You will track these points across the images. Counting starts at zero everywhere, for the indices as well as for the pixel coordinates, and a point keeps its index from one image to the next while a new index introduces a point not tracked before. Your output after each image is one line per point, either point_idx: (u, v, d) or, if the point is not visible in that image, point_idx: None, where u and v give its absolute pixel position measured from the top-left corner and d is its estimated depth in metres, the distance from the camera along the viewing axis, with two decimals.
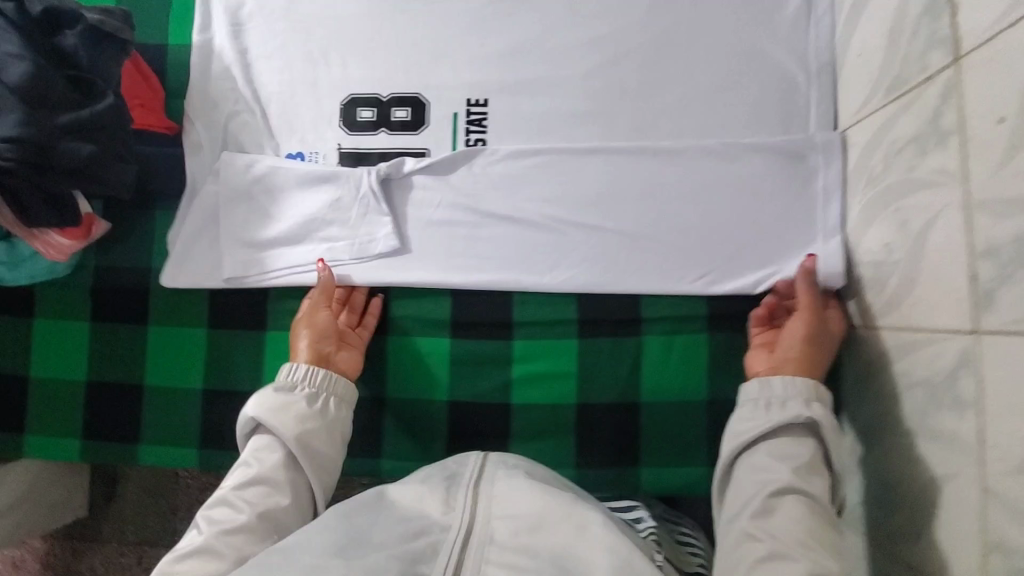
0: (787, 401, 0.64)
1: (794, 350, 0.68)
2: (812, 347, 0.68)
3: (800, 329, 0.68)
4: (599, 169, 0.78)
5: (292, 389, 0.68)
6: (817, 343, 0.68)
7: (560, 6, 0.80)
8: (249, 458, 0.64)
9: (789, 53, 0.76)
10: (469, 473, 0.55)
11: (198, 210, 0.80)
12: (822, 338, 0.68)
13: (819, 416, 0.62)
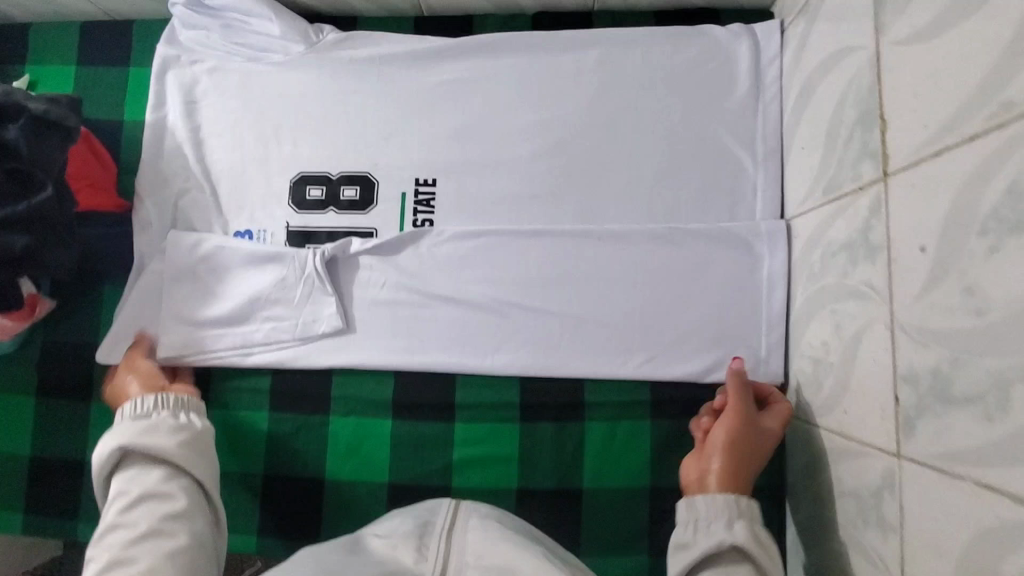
0: (710, 522, 0.56)
1: (721, 461, 0.62)
2: (737, 458, 0.62)
3: (722, 439, 0.63)
4: (544, 251, 0.77)
5: (147, 414, 0.67)
6: (739, 456, 0.62)
7: (508, 90, 0.81)
8: (123, 488, 0.62)
9: (735, 139, 0.76)
10: (442, 523, 0.49)
11: (144, 286, 0.80)
12: (747, 449, 0.63)
13: (740, 537, 0.54)
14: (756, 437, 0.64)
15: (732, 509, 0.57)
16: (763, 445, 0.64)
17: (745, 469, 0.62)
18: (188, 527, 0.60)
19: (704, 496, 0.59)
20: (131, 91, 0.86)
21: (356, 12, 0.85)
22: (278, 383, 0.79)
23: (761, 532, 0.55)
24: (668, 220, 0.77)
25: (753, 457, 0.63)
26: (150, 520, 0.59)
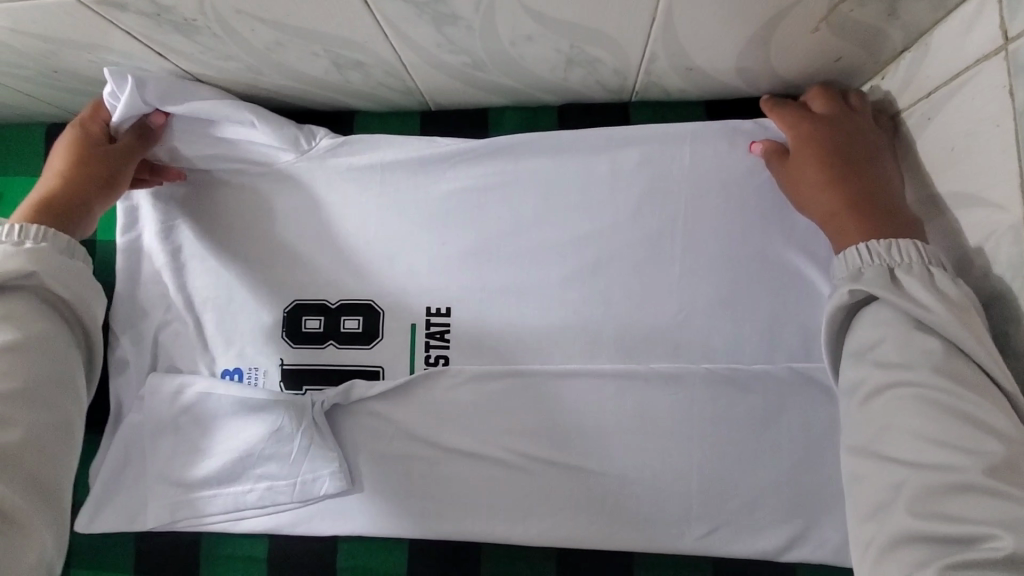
0: (861, 269, 0.48)
1: (840, 217, 0.54)
2: (829, 156, 0.56)
3: (815, 176, 0.56)
4: (581, 396, 0.65)
5: None
6: (823, 135, 0.57)
7: (533, 199, 0.69)
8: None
9: (807, 262, 0.63)
10: None
11: (126, 439, 0.71)
12: (831, 132, 0.56)
13: (876, 282, 0.47)
14: (823, 111, 0.58)
15: (906, 257, 0.48)
16: (828, 110, 0.58)
17: (854, 164, 0.55)
18: (75, 270, 0.55)
19: (841, 255, 0.51)
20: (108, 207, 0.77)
21: (353, 109, 0.73)
22: (278, 550, 0.69)
23: (922, 284, 0.45)
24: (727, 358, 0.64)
25: (858, 154, 0.55)
26: (36, 250, 0.53)
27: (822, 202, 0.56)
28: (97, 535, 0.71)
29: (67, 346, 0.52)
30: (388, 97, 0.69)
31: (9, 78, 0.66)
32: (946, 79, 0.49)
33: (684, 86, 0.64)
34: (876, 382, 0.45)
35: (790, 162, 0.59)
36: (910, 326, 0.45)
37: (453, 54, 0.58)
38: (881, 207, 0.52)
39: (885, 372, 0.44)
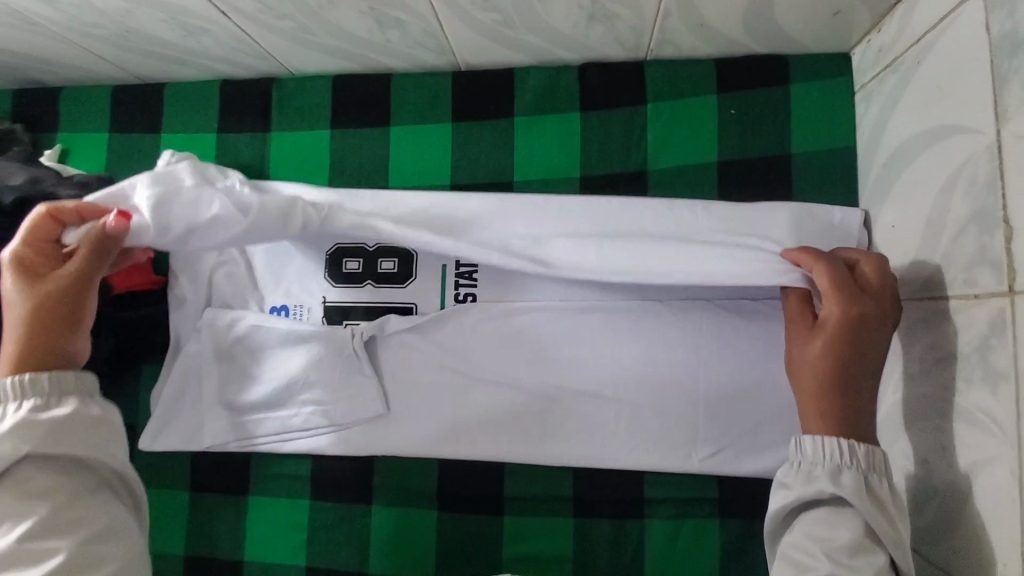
0: (842, 471, 0.50)
1: (808, 392, 0.54)
2: (831, 363, 0.53)
3: (818, 342, 0.55)
4: (598, 329, 0.71)
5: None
6: (839, 341, 0.53)
7: (555, 152, 0.75)
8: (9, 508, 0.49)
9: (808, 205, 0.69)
10: None
11: (183, 368, 0.77)
12: (846, 348, 0.53)
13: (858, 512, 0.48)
14: (864, 312, 0.53)
15: (878, 481, 0.50)
16: (869, 316, 0.53)
17: (850, 380, 0.53)
18: (82, 417, 0.53)
19: (818, 438, 0.52)
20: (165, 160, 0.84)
21: (389, 70, 0.79)
22: (321, 468, 0.76)
23: (889, 525, 0.49)
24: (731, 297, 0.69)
25: (860, 370, 0.53)
26: (24, 420, 0.51)
27: (807, 394, 0.54)
28: (158, 454, 0.79)
29: (98, 499, 0.52)
30: (422, 57, 0.75)
31: (85, 37, 0.74)
32: (934, 22, 0.54)
33: (696, 44, 0.69)
34: (845, 539, 0.48)
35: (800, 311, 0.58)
36: (867, 533, 0.49)
37: (485, 10, 0.64)
38: (851, 419, 0.52)
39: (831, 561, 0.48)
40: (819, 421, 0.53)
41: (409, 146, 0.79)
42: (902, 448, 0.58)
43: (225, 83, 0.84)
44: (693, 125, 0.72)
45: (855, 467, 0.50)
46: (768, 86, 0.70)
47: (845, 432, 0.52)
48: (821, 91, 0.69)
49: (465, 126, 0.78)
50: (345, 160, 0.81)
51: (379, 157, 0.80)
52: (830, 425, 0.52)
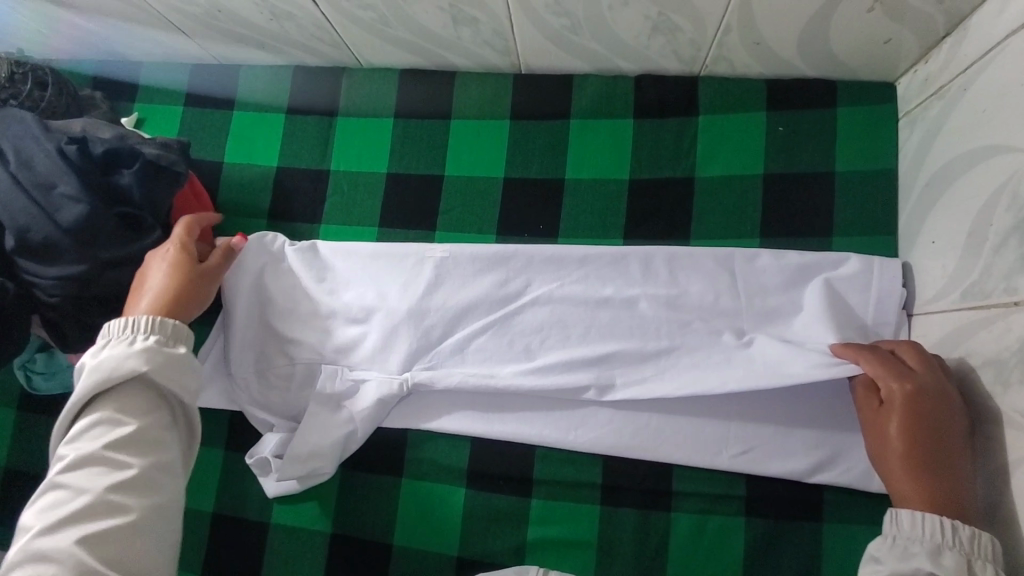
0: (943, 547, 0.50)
1: (897, 472, 0.56)
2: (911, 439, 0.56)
3: (894, 422, 0.57)
4: (639, 321, 0.72)
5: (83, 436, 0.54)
6: (912, 417, 0.56)
7: (607, 154, 0.79)
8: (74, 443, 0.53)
9: (848, 221, 0.72)
10: None
11: (219, 353, 0.80)
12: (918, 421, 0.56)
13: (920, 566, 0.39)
14: (922, 383, 0.56)
15: (983, 555, 0.49)
16: (930, 391, 0.56)
17: (933, 451, 0.54)
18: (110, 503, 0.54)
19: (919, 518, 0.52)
20: (233, 135, 0.89)
21: (454, 67, 0.83)
22: None
23: None
24: (785, 306, 0.69)
25: (939, 437, 0.55)
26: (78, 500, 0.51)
27: (897, 476, 0.55)
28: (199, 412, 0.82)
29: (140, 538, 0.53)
30: (488, 57, 0.80)
31: (175, 13, 0.79)
32: (981, 53, 0.58)
33: (750, 62, 0.73)
34: None
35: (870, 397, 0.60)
36: None
37: (558, 15, 0.68)
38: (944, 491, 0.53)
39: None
40: (917, 498, 0.54)
41: (466, 135, 0.82)
42: None
43: (296, 68, 0.88)
44: (743, 137, 0.76)
45: (959, 545, 0.50)
46: (815, 107, 0.74)
47: (948, 506, 0.53)
48: (866, 115, 0.73)
49: (523, 124, 0.81)
50: (406, 146, 0.83)
51: (438, 146, 0.83)
52: (927, 498, 0.53)
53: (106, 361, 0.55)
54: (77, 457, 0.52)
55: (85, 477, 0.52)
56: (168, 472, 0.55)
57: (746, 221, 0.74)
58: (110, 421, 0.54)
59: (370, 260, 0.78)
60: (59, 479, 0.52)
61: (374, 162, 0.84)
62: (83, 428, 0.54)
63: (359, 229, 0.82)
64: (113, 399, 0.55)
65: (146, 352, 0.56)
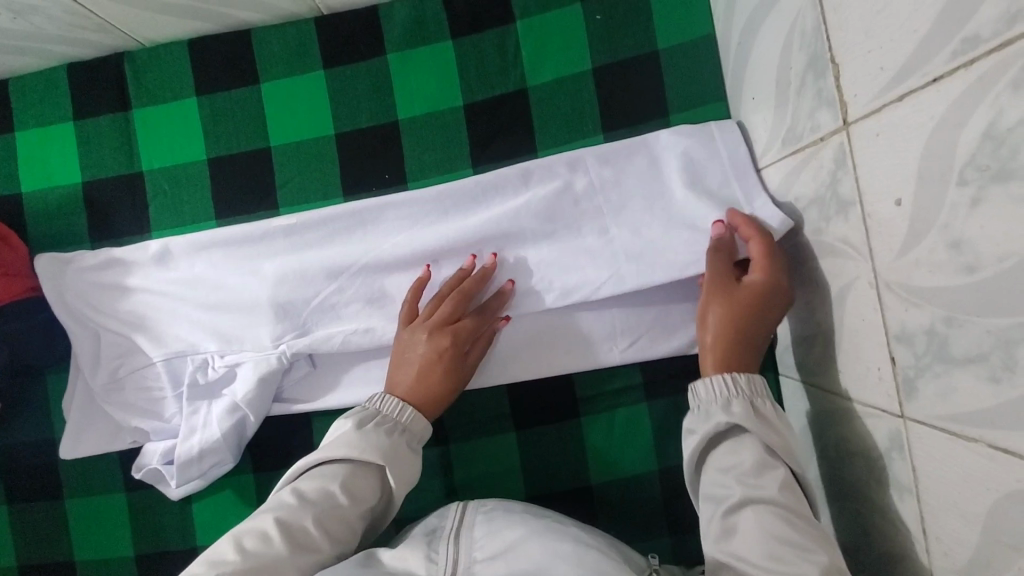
0: (707, 409, 0.55)
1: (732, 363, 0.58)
2: (754, 295, 0.58)
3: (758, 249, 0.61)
4: (509, 245, 0.71)
5: (318, 475, 0.56)
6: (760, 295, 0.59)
7: (436, 83, 0.74)
8: (317, 478, 0.56)
9: (681, 95, 0.72)
10: (450, 525, 0.56)
11: (83, 388, 0.74)
12: (721, 267, 0.62)
13: (741, 413, 0.53)
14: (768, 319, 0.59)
15: (721, 390, 0.55)
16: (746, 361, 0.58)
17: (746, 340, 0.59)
18: (343, 528, 0.54)
19: (707, 380, 0.56)
20: (22, 160, 0.77)
21: (249, 24, 0.75)
22: (263, 438, 0.75)
23: (774, 417, 0.53)
24: (640, 197, 0.70)
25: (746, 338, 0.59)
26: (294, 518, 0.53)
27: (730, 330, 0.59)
28: (86, 461, 0.76)
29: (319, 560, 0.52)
30: (279, 4, 0.72)
31: None
32: None
33: None
34: (736, 497, 0.50)
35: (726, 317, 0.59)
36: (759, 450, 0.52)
37: None
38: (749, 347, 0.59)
39: (744, 487, 0.50)
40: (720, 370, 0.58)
41: (283, 97, 0.75)
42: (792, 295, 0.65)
43: (72, 65, 0.77)
44: (564, 32, 0.73)
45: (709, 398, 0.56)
46: None
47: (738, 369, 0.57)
48: None
49: (340, 71, 0.75)
50: (220, 124, 0.75)
51: (254, 115, 0.75)
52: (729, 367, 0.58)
53: (367, 442, 0.57)
54: (304, 484, 0.55)
55: (294, 496, 0.54)
56: (370, 493, 0.56)
57: (586, 118, 0.73)
58: (372, 479, 0.57)
59: (219, 246, 0.73)
60: (272, 504, 0.53)
61: (191, 149, 0.76)
62: (311, 466, 0.57)
63: (197, 226, 0.76)
64: (334, 434, 0.58)
65: (369, 436, 0.57)
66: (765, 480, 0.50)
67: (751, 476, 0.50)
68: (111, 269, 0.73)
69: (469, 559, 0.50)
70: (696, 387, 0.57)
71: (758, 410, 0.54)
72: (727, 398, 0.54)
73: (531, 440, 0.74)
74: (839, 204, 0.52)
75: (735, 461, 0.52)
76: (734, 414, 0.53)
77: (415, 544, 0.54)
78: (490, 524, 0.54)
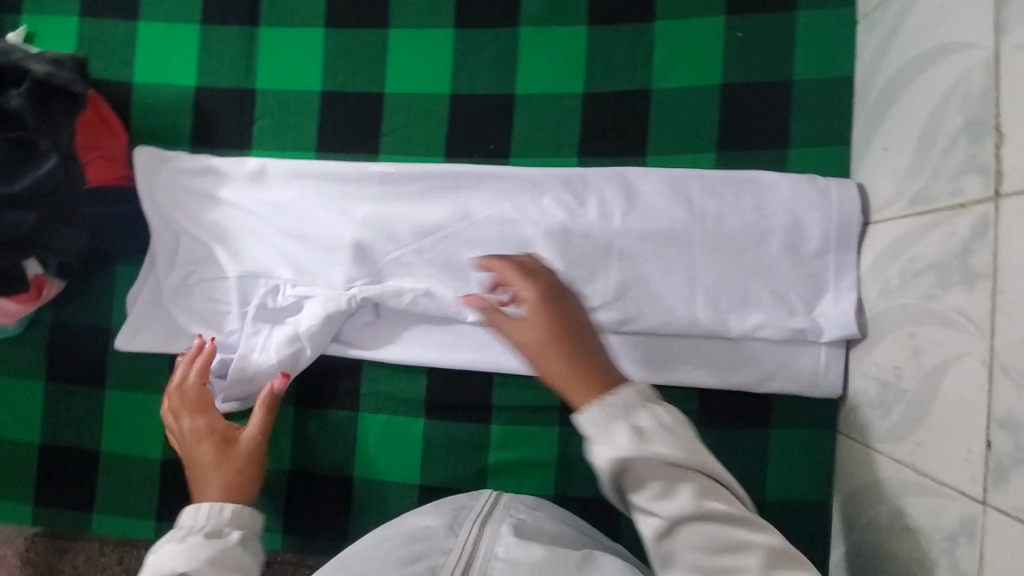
0: (558, 459, 0.47)
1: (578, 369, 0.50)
2: (530, 302, 0.54)
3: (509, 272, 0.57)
4: (598, 241, 0.70)
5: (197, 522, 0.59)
6: (537, 303, 0.53)
7: (562, 66, 0.74)
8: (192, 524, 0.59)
9: (804, 132, 0.71)
10: (478, 511, 0.58)
11: (151, 286, 0.74)
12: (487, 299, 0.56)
13: (588, 468, 0.46)
14: (565, 314, 0.53)
15: (598, 428, 0.46)
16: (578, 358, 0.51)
17: (571, 339, 0.51)
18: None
19: (586, 411, 0.47)
20: (141, 49, 0.78)
21: None
22: (309, 375, 0.75)
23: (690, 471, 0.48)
24: (740, 223, 0.68)
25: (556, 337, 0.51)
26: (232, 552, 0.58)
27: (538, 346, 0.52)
28: (135, 357, 0.76)
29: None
30: None
31: None
32: None
33: None
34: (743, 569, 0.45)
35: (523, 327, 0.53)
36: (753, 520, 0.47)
37: None
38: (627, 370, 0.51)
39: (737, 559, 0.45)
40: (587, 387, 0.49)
41: (408, 46, 0.75)
42: (877, 356, 0.63)
43: None
44: (701, 45, 0.72)
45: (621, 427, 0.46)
46: (772, 13, 0.72)
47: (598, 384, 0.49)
48: (821, 22, 0.71)
49: (469, 33, 0.75)
50: (340, 59, 0.76)
51: (376, 59, 0.75)
52: (586, 383, 0.49)
53: (165, 555, 0.55)
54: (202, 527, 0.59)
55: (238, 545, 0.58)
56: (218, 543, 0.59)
57: (703, 133, 0.72)
58: (235, 558, 0.57)
59: (313, 178, 0.74)
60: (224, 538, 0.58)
61: (307, 78, 0.76)
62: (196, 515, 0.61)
63: (295, 154, 0.76)
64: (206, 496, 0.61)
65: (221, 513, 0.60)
66: (750, 547, 0.45)
67: (666, 519, 0.46)
68: (204, 177, 0.74)
69: (490, 553, 0.51)
70: (603, 395, 0.48)
71: (589, 458, 0.46)
72: (652, 429, 0.46)
73: (573, 440, 0.72)
74: (962, 274, 0.51)
75: (735, 524, 0.46)
76: (645, 446, 0.45)
77: (440, 518, 0.57)
78: (516, 524, 0.55)
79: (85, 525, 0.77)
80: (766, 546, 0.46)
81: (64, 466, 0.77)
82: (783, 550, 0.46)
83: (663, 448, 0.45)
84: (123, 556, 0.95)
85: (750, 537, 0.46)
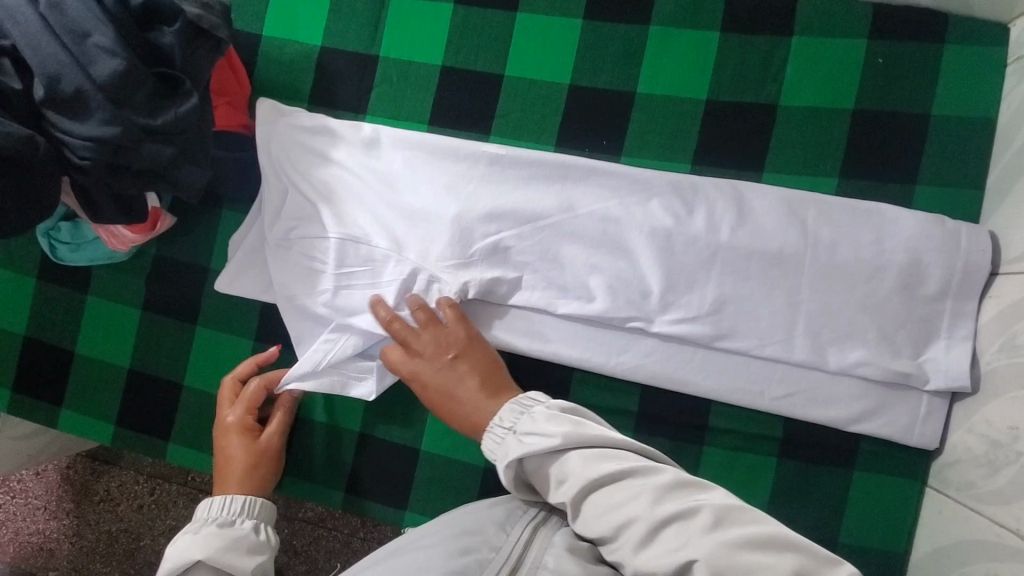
0: (558, 483, 0.50)
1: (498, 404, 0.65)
2: (433, 364, 0.67)
3: (410, 345, 0.68)
4: (703, 252, 0.68)
5: (216, 508, 0.62)
6: (434, 365, 0.67)
7: (689, 70, 0.72)
8: (209, 513, 0.62)
9: (936, 170, 0.68)
10: (536, 511, 0.53)
11: (255, 234, 0.76)
12: (416, 376, 0.68)
13: (561, 493, 0.50)
14: (467, 361, 0.67)
15: (561, 471, 0.50)
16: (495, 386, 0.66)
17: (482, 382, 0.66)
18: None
19: (550, 466, 0.51)
20: (274, 3, 0.80)
21: None
22: None
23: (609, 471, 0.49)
24: (855, 255, 0.66)
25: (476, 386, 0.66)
26: (241, 540, 0.59)
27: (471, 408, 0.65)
28: (230, 300, 0.79)
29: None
30: None
31: None
32: None
33: None
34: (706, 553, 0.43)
35: (456, 392, 0.66)
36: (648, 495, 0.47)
37: None
38: (493, 388, 0.66)
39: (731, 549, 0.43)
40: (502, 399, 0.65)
41: (534, 33, 0.75)
42: (991, 414, 0.60)
43: None
44: (837, 66, 0.70)
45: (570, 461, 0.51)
46: (918, 42, 0.69)
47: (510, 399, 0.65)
48: (971, 57, 0.68)
49: (597, 26, 0.74)
50: (465, 36, 0.76)
51: (500, 40, 0.75)
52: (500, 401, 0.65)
53: (179, 547, 0.57)
54: (219, 515, 0.61)
55: (251, 537, 0.60)
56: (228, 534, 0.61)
57: (825, 158, 0.70)
58: (250, 543, 0.59)
59: (424, 150, 0.74)
60: (237, 529, 0.60)
61: (430, 51, 0.77)
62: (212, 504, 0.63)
63: (407, 124, 0.77)
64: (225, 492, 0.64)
65: (245, 504, 0.63)
66: (698, 539, 0.44)
67: (614, 533, 0.46)
68: (322, 136, 0.76)
69: (537, 562, 0.48)
70: (496, 420, 0.58)
71: (559, 481, 0.50)
72: (543, 425, 0.52)
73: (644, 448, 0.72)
74: None
75: (681, 525, 0.45)
76: (589, 471, 0.49)
77: (495, 513, 0.53)
78: (569, 540, 0.50)
79: (158, 451, 0.80)
80: (705, 534, 0.44)
81: (146, 394, 0.80)
82: (733, 542, 0.43)
83: (618, 466, 0.48)
84: (155, 487, 1.01)
85: (685, 527, 0.45)
